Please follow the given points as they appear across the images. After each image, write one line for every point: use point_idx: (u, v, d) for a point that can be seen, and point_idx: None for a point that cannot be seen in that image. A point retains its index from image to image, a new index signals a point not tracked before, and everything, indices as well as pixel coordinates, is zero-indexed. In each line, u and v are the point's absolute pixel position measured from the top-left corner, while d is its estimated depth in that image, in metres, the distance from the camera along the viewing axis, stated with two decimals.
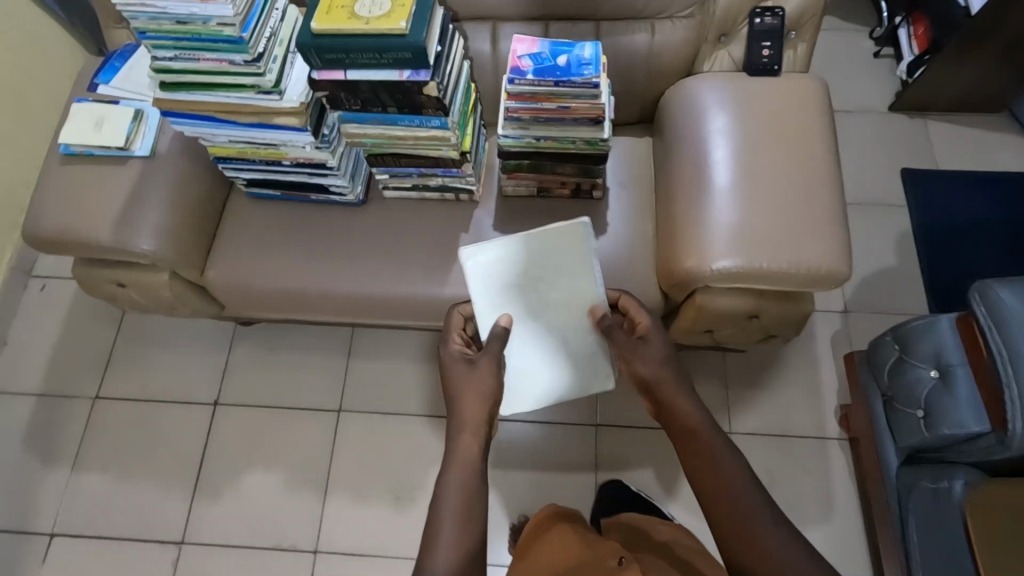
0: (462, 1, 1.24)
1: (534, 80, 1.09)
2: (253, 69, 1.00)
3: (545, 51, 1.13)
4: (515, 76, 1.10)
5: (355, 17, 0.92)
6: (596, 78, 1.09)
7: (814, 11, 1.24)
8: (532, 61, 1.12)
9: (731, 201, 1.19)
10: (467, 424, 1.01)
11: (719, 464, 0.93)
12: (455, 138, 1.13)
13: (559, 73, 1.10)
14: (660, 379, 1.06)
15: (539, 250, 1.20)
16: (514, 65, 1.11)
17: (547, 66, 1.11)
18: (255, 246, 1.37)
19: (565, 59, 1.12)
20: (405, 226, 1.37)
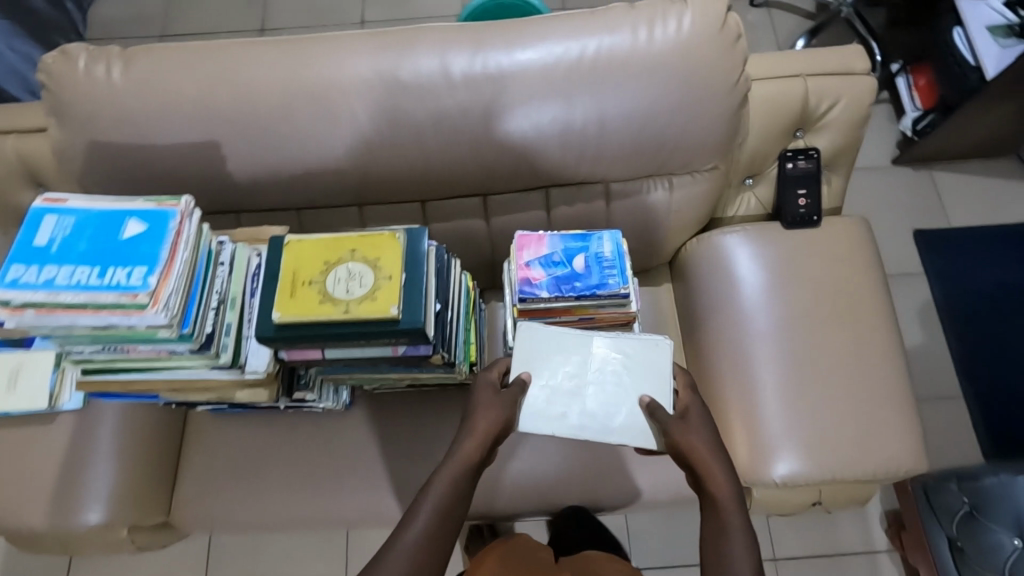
0: (445, 181, 1.03)
1: (551, 297, 0.91)
2: (203, 353, 0.78)
3: (556, 252, 0.94)
4: (527, 293, 0.91)
5: (329, 301, 0.72)
6: (625, 288, 0.91)
7: (852, 149, 1.08)
8: (544, 268, 0.93)
9: (784, 387, 1.04)
10: (470, 432, 0.82)
11: (734, 553, 0.74)
12: (461, 368, 0.92)
13: (579, 283, 0.91)
14: (697, 453, 0.82)
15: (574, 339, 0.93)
16: (524, 277, 0.92)
17: (563, 274, 0.92)
18: (228, 474, 1.15)
19: (582, 260, 0.93)
20: (403, 430, 1.16)
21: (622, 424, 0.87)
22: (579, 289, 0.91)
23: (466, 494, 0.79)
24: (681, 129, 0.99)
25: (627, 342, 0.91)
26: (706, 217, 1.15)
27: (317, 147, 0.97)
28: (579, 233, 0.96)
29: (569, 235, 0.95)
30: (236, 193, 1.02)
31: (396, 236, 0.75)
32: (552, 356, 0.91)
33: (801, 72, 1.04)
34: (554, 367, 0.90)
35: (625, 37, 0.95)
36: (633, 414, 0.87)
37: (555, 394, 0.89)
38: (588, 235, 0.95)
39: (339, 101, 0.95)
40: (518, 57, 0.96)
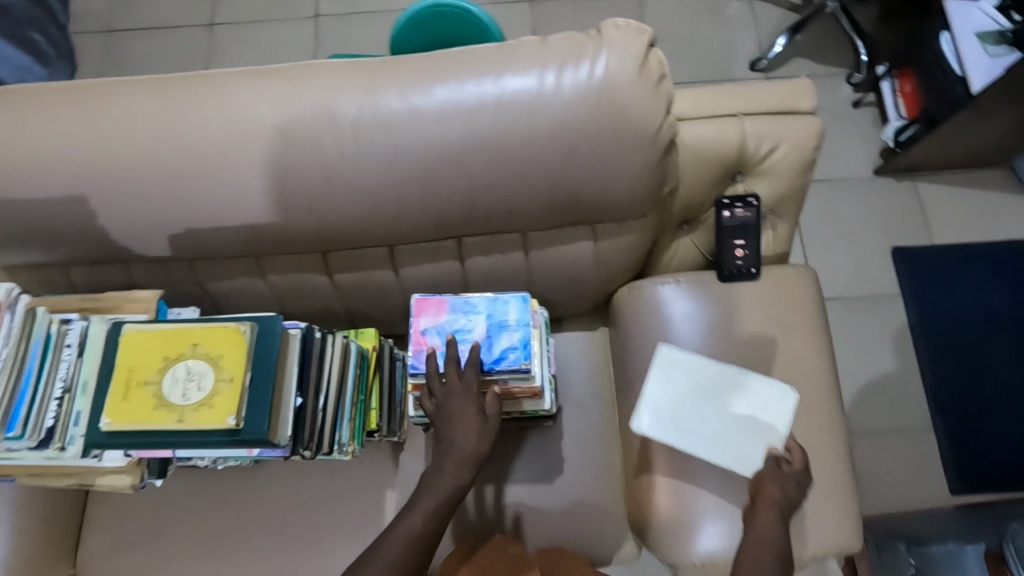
0: (342, 234, 0.94)
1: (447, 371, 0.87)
2: (45, 449, 0.71)
3: (453, 319, 0.90)
4: (420, 365, 0.88)
5: (162, 406, 0.64)
6: (527, 364, 0.87)
7: (797, 196, 0.98)
8: (441, 337, 0.89)
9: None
10: (450, 450, 0.86)
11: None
12: (354, 450, 0.86)
13: (478, 356, 0.87)
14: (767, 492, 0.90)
15: (691, 372, 0.98)
16: (418, 346, 0.89)
17: (461, 345, 0.88)
18: (131, 533, 1.10)
19: (484, 327, 0.89)
20: (313, 489, 1.10)
21: (716, 446, 0.95)
22: (475, 362, 0.87)
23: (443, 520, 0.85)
24: (600, 181, 0.89)
25: (744, 379, 0.97)
26: (638, 264, 1.05)
27: (195, 201, 0.88)
28: (486, 297, 0.92)
29: (473, 300, 0.91)
30: (116, 246, 0.94)
31: (243, 329, 0.67)
32: (683, 390, 0.98)
33: (737, 111, 0.93)
34: (701, 410, 0.97)
35: (531, 80, 0.84)
36: (737, 440, 0.94)
37: (687, 416, 0.96)
38: (494, 299, 0.91)
39: (214, 152, 0.85)
40: (415, 101, 0.84)
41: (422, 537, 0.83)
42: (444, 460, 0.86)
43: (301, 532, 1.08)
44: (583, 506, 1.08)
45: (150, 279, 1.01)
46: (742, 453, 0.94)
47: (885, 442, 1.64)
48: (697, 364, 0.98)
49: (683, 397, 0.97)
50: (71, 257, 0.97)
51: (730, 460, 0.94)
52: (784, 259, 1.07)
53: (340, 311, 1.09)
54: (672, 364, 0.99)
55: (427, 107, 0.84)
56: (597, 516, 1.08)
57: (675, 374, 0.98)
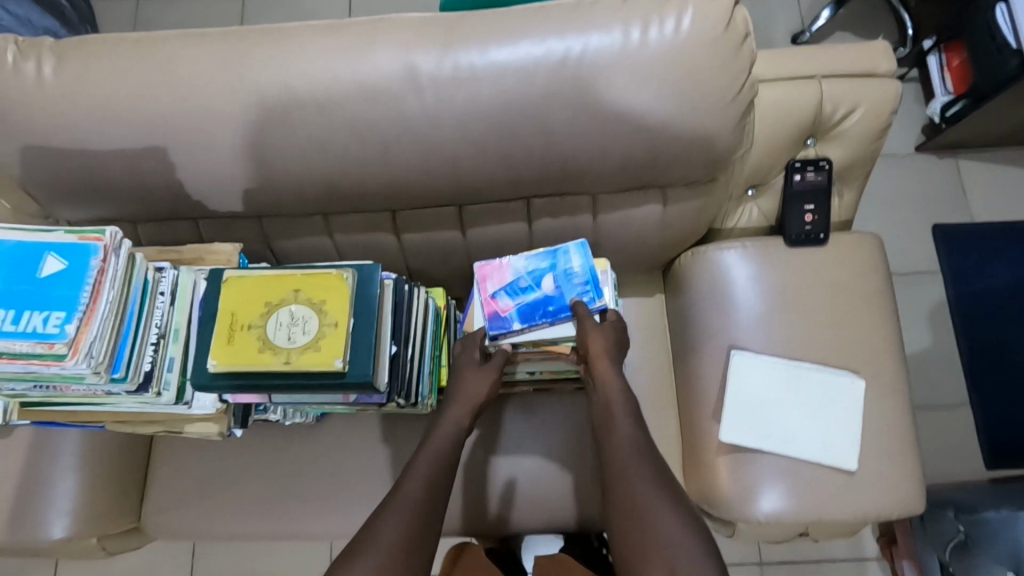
0: (414, 191, 0.94)
1: (524, 327, 0.90)
2: (143, 393, 0.73)
3: (521, 278, 0.93)
4: (498, 328, 0.89)
5: (268, 349, 0.65)
6: (601, 302, 0.92)
7: (867, 161, 0.98)
8: (512, 297, 0.91)
9: (776, 412, 0.98)
10: (461, 396, 0.91)
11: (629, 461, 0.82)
12: (430, 403, 0.88)
13: (553, 306, 0.90)
14: (595, 356, 0.88)
15: (758, 370, 0.99)
16: (492, 310, 0.91)
17: (533, 300, 0.91)
18: (194, 489, 1.11)
19: (552, 280, 0.92)
20: (372, 446, 1.11)
21: (805, 442, 0.96)
22: (551, 312, 0.90)
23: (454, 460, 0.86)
24: (676, 142, 0.89)
25: (819, 373, 0.98)
26: (702, 229, 1.06)
27: (273, 156, 0.88)
28: (544, 251, 0.94)
29: (535, 256, 0.93)
30: (190, 201, 0.94)
31: (344, 276, 0.68)
32: (758, 389, 0.98)
33: (814, 73, 0.92)
34: (780, 409, 0.98)
35: (614, 37, 0.83)
36: (825, 435, 0.95)
37: (768, 417, 0.98)
38: (555, 252, 0.94)
39: (294, 105, 0.85)
40: (497, 56, 0.84)
41: (433, 479, 0.82)
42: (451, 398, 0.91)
43: (361, 488, 1.09)
44: None
45: (217, 236, 1.01)
46: (829, 446, 0.95)
47: (919, 417, 1.65)
48: (769, 365, 0.99)
49: (759, 400, 0.98)
50: (141, 211, 0.97)
51: (824, 453, 0.95)
52: (847, 226, 1.07)
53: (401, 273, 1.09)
54: (741, 368, 1.00)
55: (510, 62, 0.84)
56: None
57: (751, 390, 0.99)
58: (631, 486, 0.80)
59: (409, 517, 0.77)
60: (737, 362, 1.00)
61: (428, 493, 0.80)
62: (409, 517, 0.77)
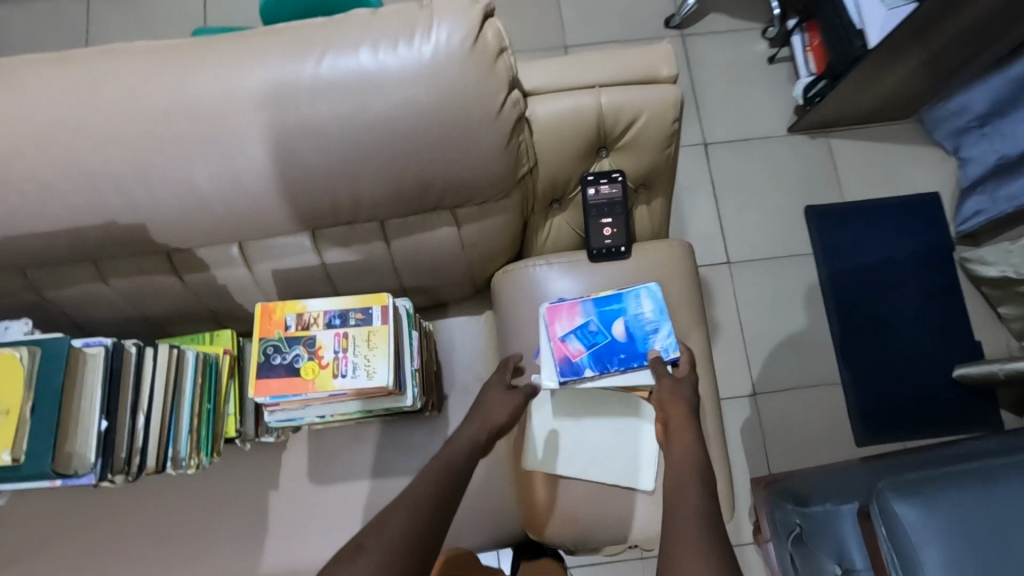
0: (179, 232, 0.87)
1: (595, 374, 0.92)
2: None
3: (591, 321, 0.94)
4: (569, 373, 0.92)
5: None
6: (671, 349, 0.92)
7: (666, 168, 0.95)
8: (583, 343, 0.93)
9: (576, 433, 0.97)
10: (476, 417, 0.87)
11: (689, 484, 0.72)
12: (203, 459, 0.82)
13: (629, 350, 0.93)
14: (669, 403, 0.85)
15: (564, 398, 0.99)
16: (562, 354, 0.93)
17: (604, 346, 0.93)
18: None
19: (621, 326, 0.94)
20: (190, 496, 1.05)
21: (608, 465, 0.95)
22: (624, 360, 0.93)
23: (461, 476, 0.77)
24: (448, 165, 0.84)
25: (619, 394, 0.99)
26: (512, 245, 1.01)
27: (1, 205, 0.80)
28: (612, 294, 0.96)
29: (603, 299, 0.95)
30: None
31: (20, 354, 0.61)
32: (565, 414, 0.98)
33: (593, 82, 0.88)
34: (583, 432, 0.97)
35: (357, 58, 0.77)
36: (626, 456, 0.96)
37: (575, 443, 0.96)
38: (624, 294, 0.96)
39: (11, 151, 0.77)
40: (233, 85, 0.77)
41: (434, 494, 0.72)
42: (471, 417, 0.87)
43: (178, 541, 1.04)
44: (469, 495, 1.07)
45: None
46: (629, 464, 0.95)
47: (794, 399, 1.67)
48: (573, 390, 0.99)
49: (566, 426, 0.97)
50: None
51: (624, 473, 0.94)
52: (661, 234, 1.05)
53: (203, 312, 1.02)
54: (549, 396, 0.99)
55: (248, 92, 0.77)
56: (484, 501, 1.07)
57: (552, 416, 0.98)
58: (688, 513, 0.68)
59: (403, 536, 0.66)
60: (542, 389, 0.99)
61: (420, 509, 0.69)
62: (397, 532, 0.66)
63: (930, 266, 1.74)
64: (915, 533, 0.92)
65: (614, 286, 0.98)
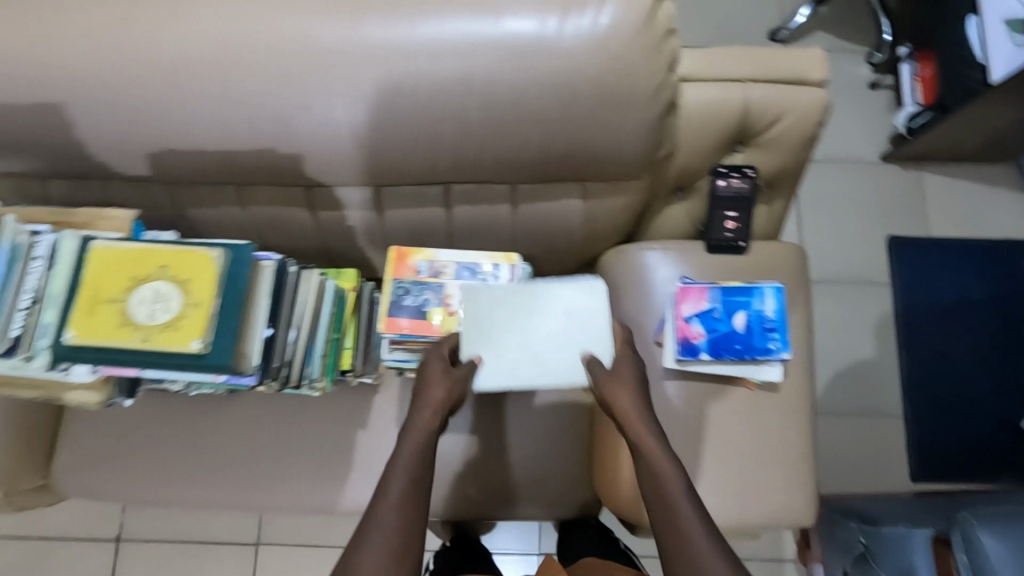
0: (327, 169, 0.91)
1: (708, 359, 0.91)
2: (10, 360, 0.71)
3: (716, 307, 0.92)
4: (685, 353, 0.91)
5: (128, 325, 0.64)
6: (784, 354, 0.91)
7: (796, 170, 0.96)
8: (704, 327, 0.92)
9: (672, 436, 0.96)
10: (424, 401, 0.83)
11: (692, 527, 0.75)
12: (326, 385, 0.87)
13: (746, 343, 0.90)
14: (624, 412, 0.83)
15: (488, 307, 0.86)
16: (682, 334, 0.92)
17: (723, 334, 0.91)
18: (102, 454, 1.11)
19: (743, 318, 0.92)
20: (284, 422, 1.11)
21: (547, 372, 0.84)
22: (739, 351, 0.91)
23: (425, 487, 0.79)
24: (593, 137, 0.86)
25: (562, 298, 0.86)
26: (628, 226, 1.04)
27: (173, 120, 0.85)
28: (743, 285, 0.93)
29: (733, 288, 0.92)
30: (95, 162, 0.91)
31: (214, 255, 0.66)
32: (480, 322, 0.85)
33: (743, 76, 0.89)
34: (506, 338, 0.85)
35: (530, 23, 0.80)
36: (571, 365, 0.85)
37: (511, 347, 0.85)
38: (752, 287, 0.93)
39: (194, 69, 0.82)
40: (407, 32, 0.80)
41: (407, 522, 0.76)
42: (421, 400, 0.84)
43: (267, 463, 1.09)
44: (546, 464, 1.10)
45: (127, 200, 0.98)
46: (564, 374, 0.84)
47: (850, 425, 1.67)
48: (475, 305, 0.86)
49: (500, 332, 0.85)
50: (47, 169, 0.95)
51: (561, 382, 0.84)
52: (774, 236, 1.06)
53: (322, 250, 1.07)
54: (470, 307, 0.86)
55: (421, 40, 0.80)
56: (560, 471, 1.10)
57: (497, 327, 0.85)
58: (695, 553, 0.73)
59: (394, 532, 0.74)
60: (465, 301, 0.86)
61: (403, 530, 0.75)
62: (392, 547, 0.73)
63: (1008, 313, 1.72)
64: (998, 566, 0.92)
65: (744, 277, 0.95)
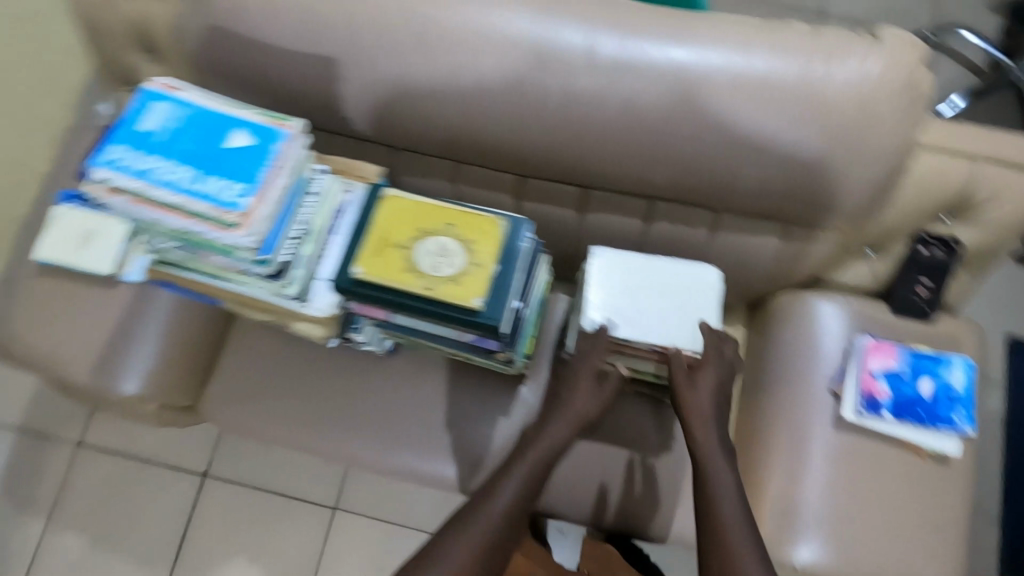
0: (553, 164, 0.96)
1: (891, 419, 0.95)
2: (271, 281, 0.76)
3: (904, 370, 0.96)
4: (868, 408, 0.96)
5: (412, 270, 0.68)
6: (969, 431, 0.93)
7: (998, 251, 0.97)
8: (890, 386, 0.96)
9: (824, 482, 0.97)
10: (562, 412, 0.91)
11: (734, 529, 0.79)
12: (518, 358, 0.91)
13: (930, 411, 0.93)
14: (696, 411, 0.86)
15: (617, 272, 0.92)
16: (868, 389, 0.96)
17: (909, 398, 0.94)
18: (256, 388, 1.16)
19: (930, 386, 0.94)
20: (432, 394, 1.14)
21: (676, 329, 0.89)
22: (922, 418, 0.94)
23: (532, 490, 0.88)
24: (821, 182, 0.90)
25: (679, 265, 0.92)
26: (810, 274, 1.06)
27: (433, 95, 0.91)
28: (934, 354, 0.96)
29: (923, 355, 0.96)
30: (341, 116, 0.98)
31: (499, 223, 0.70)
32: (613, 284, 0.91)
33: (973, 153, 0.92)
34: (634, 298, 0.91)
35: (795, 67, 0.84)
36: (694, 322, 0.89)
37: (637, 307, 0.90)
38: (942, 358, 0.96)
39: (469, 51, 0.88)
40: (675, 54, 0.85)
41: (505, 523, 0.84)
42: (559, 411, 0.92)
43: (410, 429, 1.12)
44: (678, 488, 1.11)
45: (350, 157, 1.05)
46: (692, 329, 0.89)
47: None
48: (602, 270, 0.92)
49: (627, 294, 0.91)
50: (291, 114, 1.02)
51: (692, 336, 0.89)
52: (952, 311, 1.06)
53: None
54: (601, 273, 0.92)
55: (688, 63, 0.85)
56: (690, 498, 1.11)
57: (625, 287, 0.91)
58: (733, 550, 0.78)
59: (488, 530, 0.82)
60: (598, 265, 0.92)
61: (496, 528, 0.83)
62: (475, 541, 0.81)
63: None
64: None
65: (935, 347, 0.98)
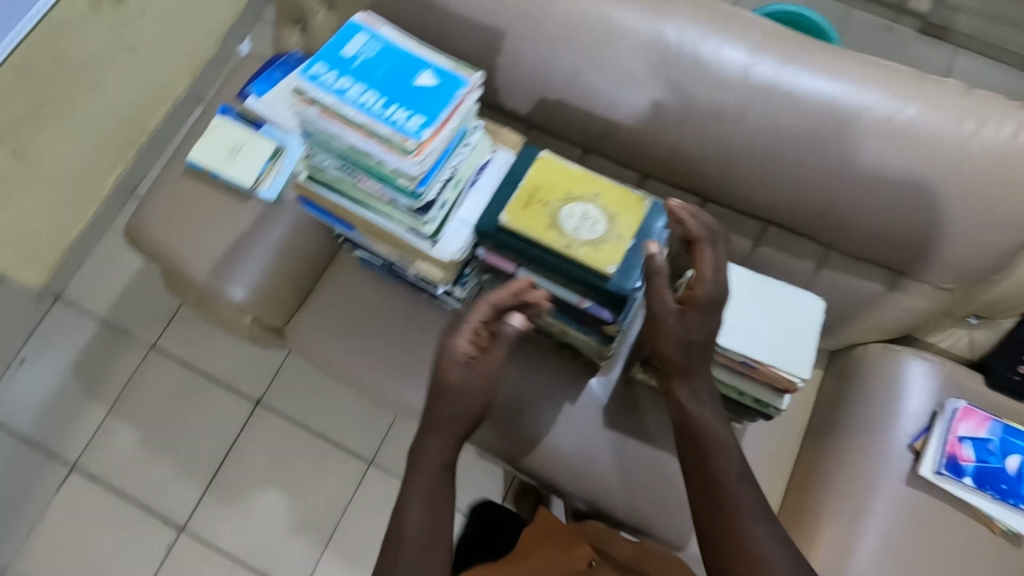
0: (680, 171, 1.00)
1: (971, 484, 0.98)
2: (413, 215, 0.82)
3: (991, 441, 1.00)
4: (950, 470, 0.99)
5: (556, 227, 0.73)
6: None
7: None
8: (976, 453, 0.99)
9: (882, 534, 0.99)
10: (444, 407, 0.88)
11: (732, 494, 0.81)
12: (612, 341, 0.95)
13: (1011, 484, 0.98)
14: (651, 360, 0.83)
15: None
16: (954, 452, 0.99)
17: (992, 469, 0.99)
18: (343, 323, 1.22)
19: (1014, 462, 0.99)
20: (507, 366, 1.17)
21: (770, 348, 0.90)
22: (1001, 490, 0.98)
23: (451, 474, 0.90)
24: (945, 240, 0.91)
25: (783, 290, 0.95)
26: (907, 331, 1.06)
27: (586, 82, 0.96)
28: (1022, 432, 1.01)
29: (1013, 431, 1.00)
30: (491, 86, 1.04)
31: (644, 202, 0.75)
32: None
33: None
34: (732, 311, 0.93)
35: (945, 123, 0.86)
36: (790, 345, 0.91)
37: (735, 318, 0.92)
38: None
39: (632, 50, 0.93)
40: (830, 88, 0.89)
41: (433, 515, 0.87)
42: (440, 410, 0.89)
43: None
44: None
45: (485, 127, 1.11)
46: (787, 351, 0.90)
47: None
48: None
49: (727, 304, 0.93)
50: None
51: (785, 358, 0.90)
52: None
53: None
54: (704, 278, 0.94)
55: (840, 100, 0.88)
56: None
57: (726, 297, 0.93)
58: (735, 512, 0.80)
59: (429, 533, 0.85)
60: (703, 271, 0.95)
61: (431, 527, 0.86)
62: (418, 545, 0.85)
63: None
64: None
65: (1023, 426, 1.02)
